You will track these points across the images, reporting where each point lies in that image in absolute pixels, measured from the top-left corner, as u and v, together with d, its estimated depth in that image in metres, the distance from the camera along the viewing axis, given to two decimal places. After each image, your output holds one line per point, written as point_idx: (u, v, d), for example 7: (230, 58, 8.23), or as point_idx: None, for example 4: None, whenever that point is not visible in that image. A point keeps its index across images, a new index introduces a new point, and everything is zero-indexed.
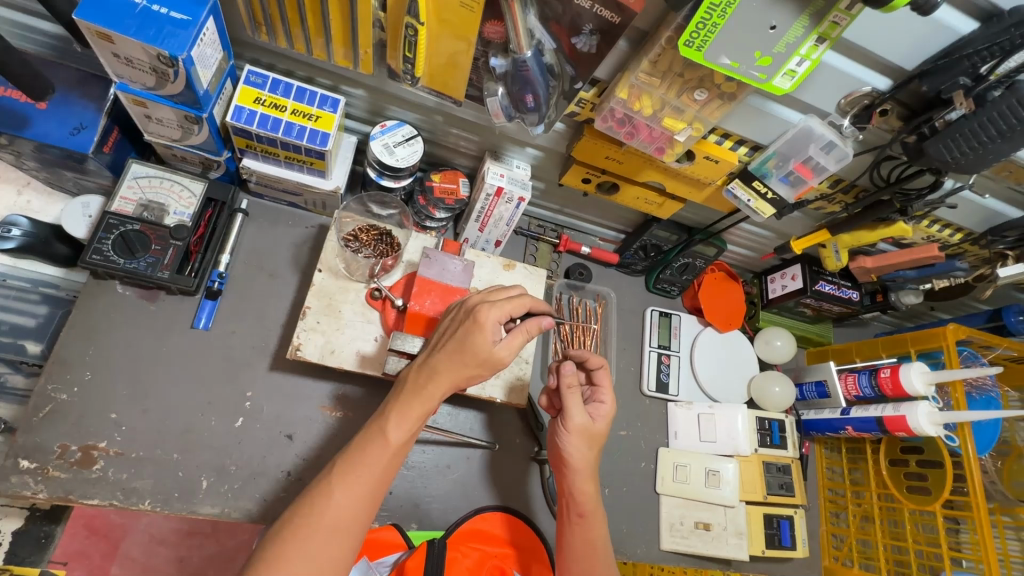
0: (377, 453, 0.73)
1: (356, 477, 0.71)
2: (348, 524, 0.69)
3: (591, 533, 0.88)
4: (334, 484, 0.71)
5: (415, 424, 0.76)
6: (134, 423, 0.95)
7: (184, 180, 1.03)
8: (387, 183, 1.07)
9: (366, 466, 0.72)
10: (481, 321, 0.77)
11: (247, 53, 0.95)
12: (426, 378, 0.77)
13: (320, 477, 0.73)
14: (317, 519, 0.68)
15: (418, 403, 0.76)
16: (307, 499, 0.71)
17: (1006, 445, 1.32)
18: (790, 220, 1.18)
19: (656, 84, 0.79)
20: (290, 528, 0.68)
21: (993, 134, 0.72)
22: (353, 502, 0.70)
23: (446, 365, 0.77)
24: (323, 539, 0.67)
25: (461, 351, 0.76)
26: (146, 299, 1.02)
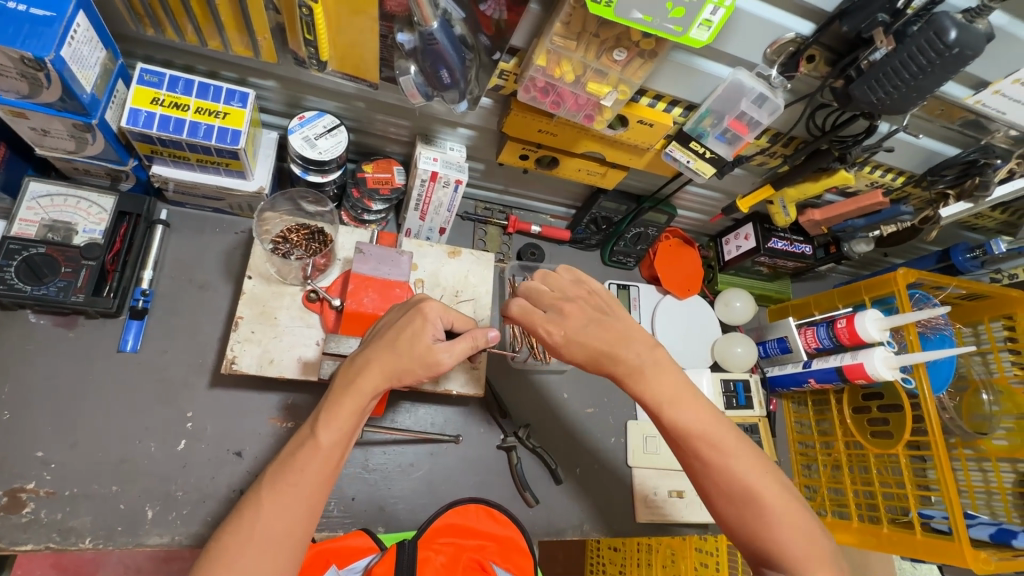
0: (306, 458, 0.68)
1: (286, 487, 0.66)
2: (281, 538, 0.65)
3: (680, 422, 0.73)
4: (263, 497, 0.66)
5: (348, 424, 0.71)
6: (64, 459, 0.89)
7: (91, 195, 0.96)
8: (313, 178, 1.01)
9: (296, 473, 0.67)
10: (420, 313, 0.75)
11: (138, 50, 0.87)
12: (358, 374, 0.73)
13: (252, 489, 0.68)
14: (241, 533, 0.64)
15: (350, 400, 0.71)
16: (237, 513, 0.66)
17: (963, 381, 1.34)
18: (736, 177, 1.16)
19: (573, 47, 0.75)
20: (217, 545, 0.64)
21: (915, 70, 0.69)
22: (284, 514, 0.65)
23: (380, 358, 0.73)
24: (250, 556, 0.63)
25: (396, 342, 0.73)
26: (64, 326, 0.95)
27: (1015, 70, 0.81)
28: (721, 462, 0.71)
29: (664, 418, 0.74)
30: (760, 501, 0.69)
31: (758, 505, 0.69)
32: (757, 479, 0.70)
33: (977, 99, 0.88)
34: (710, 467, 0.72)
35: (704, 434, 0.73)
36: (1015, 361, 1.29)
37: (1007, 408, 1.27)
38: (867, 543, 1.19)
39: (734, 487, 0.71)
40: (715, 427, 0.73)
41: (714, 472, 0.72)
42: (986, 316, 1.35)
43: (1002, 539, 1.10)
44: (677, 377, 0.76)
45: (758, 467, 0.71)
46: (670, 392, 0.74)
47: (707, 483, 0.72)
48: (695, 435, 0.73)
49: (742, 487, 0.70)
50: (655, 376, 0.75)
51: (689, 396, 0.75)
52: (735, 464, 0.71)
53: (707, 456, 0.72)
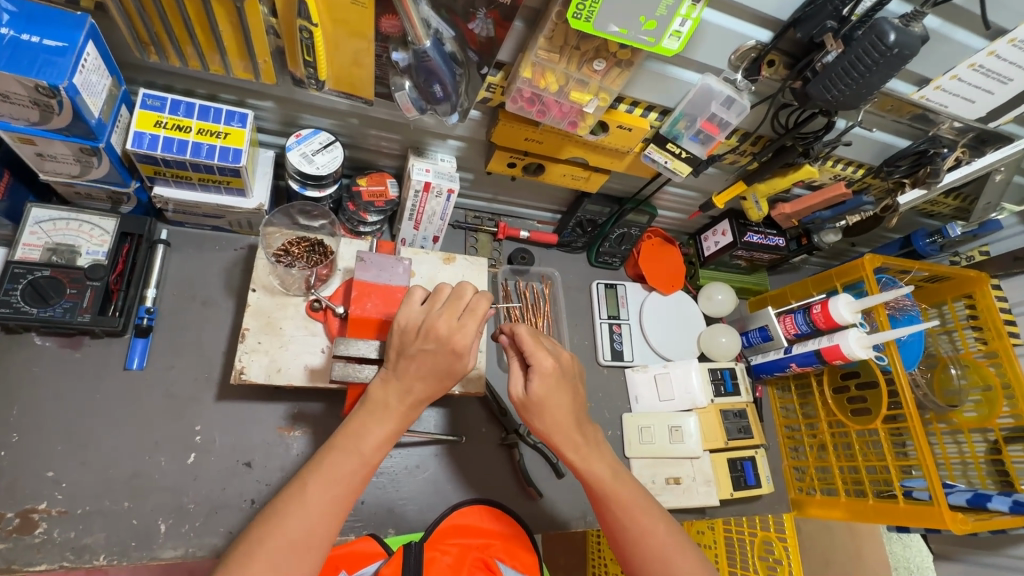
0: (350, 467, 0.70)
1: (330, 495, 0.68)
2: (322, 542, 0.66)
3: (619, 493, 0.82)
4: (305, 499, 0.67)
5: (389, 439, 0.74)
6: (75, 477, 0.90)
7: (93, 219, 0.98)
8: (311, 193, 1.05)
9: (337, 483, 0.69)
10: (461, 348, 0.74)
11: (140, 76, 0.91)
12: (405, 398, 0.75)
13: (288, 484, 0.69)
14: (280, 534, 0.64)
15: (394, 419, 0.74)
16: (271, 515, 0.66)
17: (933, 358, 1.43)
18: (710, 176, 1.24)
19: (556, 59, 0.81)
20: (260, 551, 0.63)
21: (863, 69, 0.77)
22: (324, 515, 0.67)
23: (426, 387, 0.75)
24: (294, 561, 0.64)
25: (440, 373, 0.75)
26: (70, 347, 0.97)
27: (952, 68, 0.92)
28: (648, 530, 0.79)
29: (605, 491, 0.82)
30: (676, 569, 0.77)
31: (677, 573, 0.76)
32: (677, 545, 0.79)
33: (921, 95, 0.98)
34: (637, 535, 0.79)
35: (633, 505, 0.81)
36: (978, 337, 1.38)
37: (974, 381, 1.35)
38: (854, 514, 1.25)
39: (657, 553, 0.78)
40: (644, 502, 0.82)
41: (640, 541, 0.79)
42: (949, 296, 1.44)
43: (979, 502, 1.17)
44: (607, 455, 0.86)
45: (677, 536, 0.80)
46: (610, 471, 0.84)
47: (634, 551, 0.79)
48: (629, 505, 0.81)
49: (664, 552, 0.78)
50: (593, 458, 0.84)
51: (622, 471, 0.86)
52: (658, 531, 0.80)
53: (639, 526, 0.80)
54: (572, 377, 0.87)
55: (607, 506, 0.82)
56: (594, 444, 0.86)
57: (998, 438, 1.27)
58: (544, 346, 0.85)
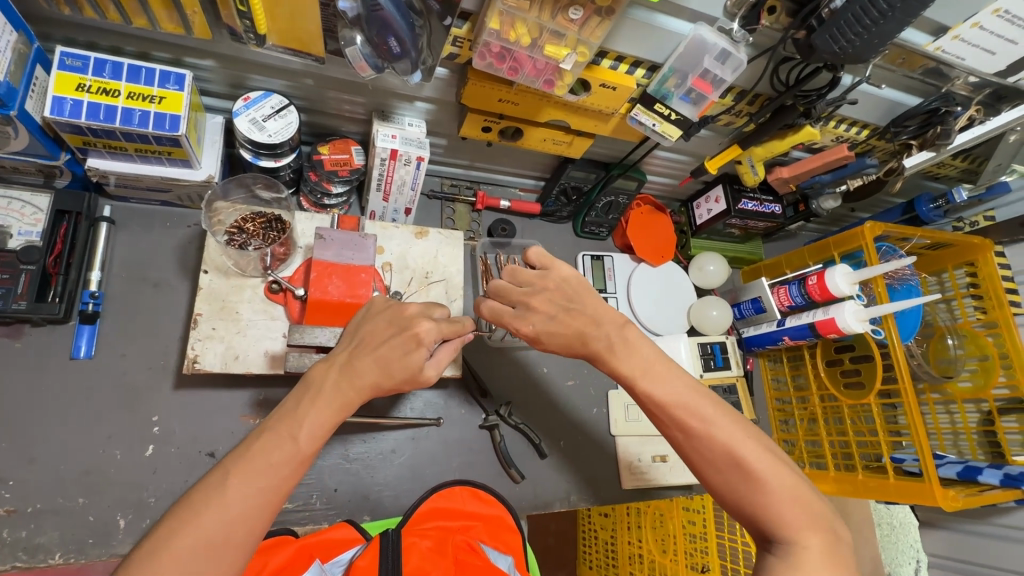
0: (282, 459, 0.61)
1: (258, 485, 0.58)
2: (242, 539, 0.57)
3: (661, 395, 0.71)
4: (226, 490, 0.57)
5: (329, 429, 0.66)
6: (23, 475, 0.85)
7: (23, 195, 0.89)
8: (266, 163, 0.96)
9: (268, 473, 0.60)
10: (421, 339, 0.69)
11: (57, 33, 0.80)
12: (350, 386, 0.67)
13: (211, 476, 0.59)
14: (197, 528, 0.55)
15: (337, 404, 0.66)
16: (191, 509, 0.56)
17: (929, 328, 1.37)
18: (703, 140, 1.14)
19: (527, 7, 0.71)
20: (168, 545, 0.54)
21: (875, 16, 0.67)
22: (252, 509, 0.58)
23: (370, 373, 0.68)
24: (208, 560, 0.54)
25: (388, 363, 0.68)
26: (9, 336, 0.90)
27: (974, 14, 0.82)
28: (701, 433, 0.68)
29: (646, 395, 0.72)
30: (743, 471, 0.66)
31: (746, 476, 0.66)
32: (742, 443, 0.67)
33: (937, 46, 0.87)
34: (691, 442, 0.69)
35: (685, 405, 0.70)
36: (978, 306, 1.32)
37: (971, 350, 1.31)
38: (844, 490, 1.22)
39: (716, 458, 0.68)
40: (700, 400, 0.70)
41: (694, 442, 0.69)
42: (950, 264, 1.37)
43: (969, 476, 1.15)
44: (648, 349, 0.75)
45: (737, 431, 0.68)
46: (644, 368, 0.73)
47: (694, 456, 0.70)
48: (674, 406, 0.70)
49: (723, 455, 0.67)
50: (628, 353, 0.74)
51: (664, 367, 0.73)
52: (712, 433, 0.68)
53: (696, 427, 0.69)
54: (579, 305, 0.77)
55: (651, 409, 0.73)
56: (624, 343, 0.74)
57: (993, 409, 1.24)
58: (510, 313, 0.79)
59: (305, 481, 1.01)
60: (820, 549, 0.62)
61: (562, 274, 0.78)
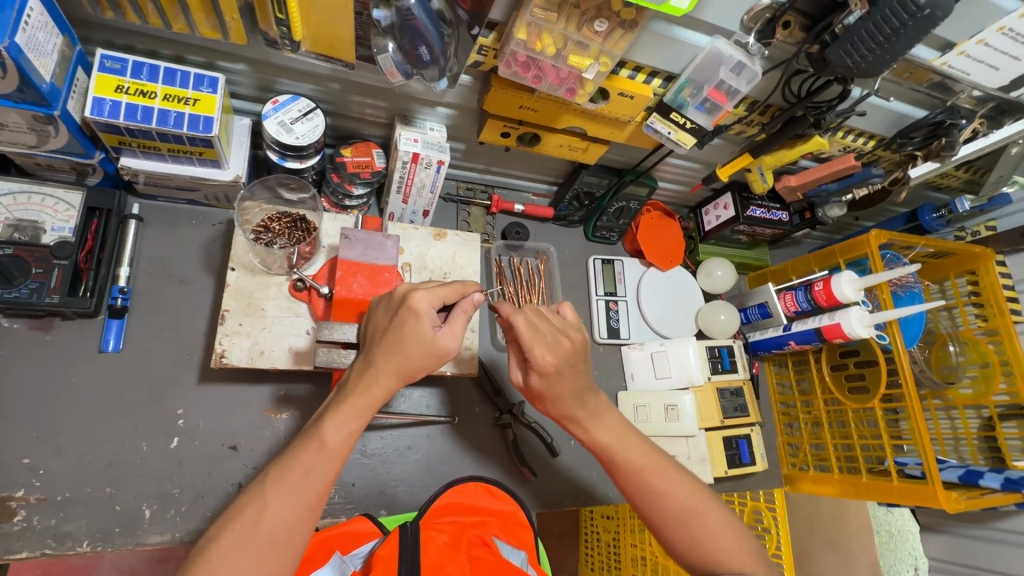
0: (312, 458, 0.65)
1: (291, 486, 0.63)
2: (286, 538, 0.61)
3: (630, 459, 0.82)
4: (266, 494, 0.63)
5: (356, 421, 0.69)
6: (52, 464, 0.87)
7: (57, 192, 0.91)
8: (292, 164, 0.99)
9: (302, 474, 0.64)
10: (416, 308, 0.71)
11: (97, 35, 0.83)
12: (369, 378, 0.70)
13: (249, 487, 0.64)
14: (242, 529, 0.60)
15: (359, 399, 0.69)
16: (235, 512, 0.62)
17: (931, 335, 1.40)
18: (715, 148, 1.17)
19: (554, 19, 0.74)
20: (218, 548, 0.60)
21: (888, 33, 0.70)
22: (291, 510, 0.62)
23: (385, 360, 0.70)
24: (255, 556, 0.60)
25: (398, 344, 0.71)
26: (40, 329, 0.92)
27: (980, 31, 0.85)
28: (665, 492, 0.80)
29: (617, 459, 0.82)
30: (700, 521, 0.79)
31: (701, 528, 0.78)
32: (696, 501, 0.80)
33: (943, 61, 0.91)
34: (655, 499, 0.80)
35: (648, 470, 0.82)
36: (979, 313, 1.35)
37: (972, 357, 1.34)
38: (847, 492, 1.26)
39: (674, 512, 0.80)
40: (661, 464, 0.83)
41: (657, 502, 0.80)
42: (952, 272, 1.40)
43: (970, 479, 1.17)
44: (616, 420, 0.85)
45: (694, 490, 0.82)
46: (616, 436, 0.84)
47: (652, 511, 0.81)
48: (645, 470, 0.82)
49: (681, 509, 0.79)
50: (602, 421, 0.84)
51: (631, 434, 0.85)
52: (674, 491, 0.80)
53: (658, 490, 0.80)
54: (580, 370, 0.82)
55: (620, 475, 0.83)
56: (597, 413, 0.84)
57: (993, 415, 1.26)
58: (544, 337, 0.79)
59: None
60: None
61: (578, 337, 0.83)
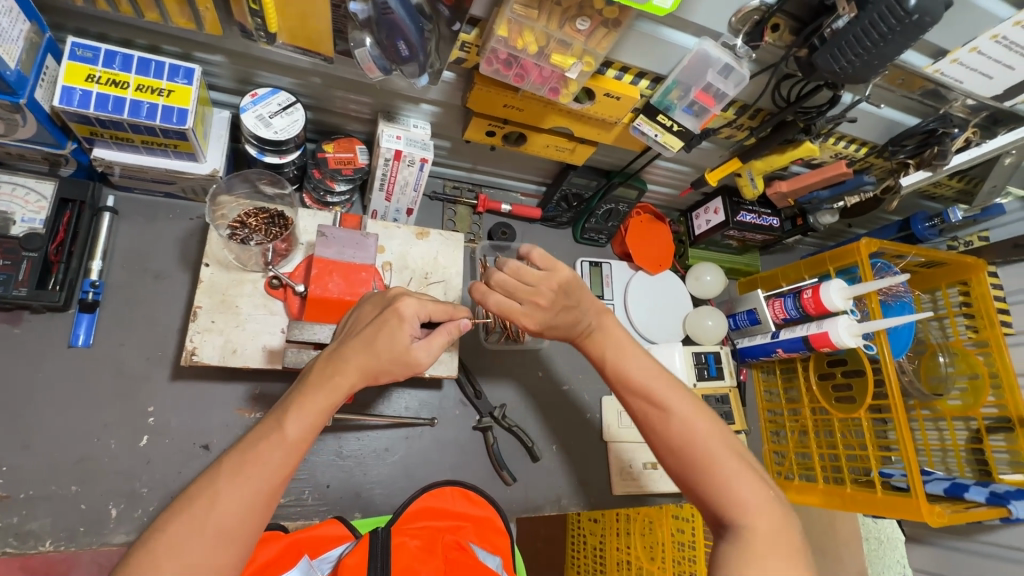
0: (269, 449, 0.61)
1: (247, 477, 0.59)
2: (237, 533, 0.57)
3: (630, 375, 0.78)
4: (220, 483, 0.59)
5: (318, 418, 0.65)
6: (16, 461, 0.85)
7: (28, 182, 0.89)
8: (270, 159, 0.97)
9: (258, 465, 0.60)
10: (401, 313, 0.70)
11: (69, 23, 0.81)
12: (334, 370, 0.68)
13: (203, 476, 0.61)
14: (191, 519, 0.56)
15: (322, 394, 0.66)
16: (184, 503, 0.58)
17: (921, 345, 1.37)
18: (705, 151, 1.16)
19: (535, 15, 0.72)
20: (164, 540, 0.55)
21: (876, 37, 0.69)
22: (244, 502, 0.58)
23: (355, 356, 0.68)
24: (203, 549, 0.55)
25: (373, 343, 0.69)
26: (8, 322, 0.90)
27: (972, 38, 0.83)
28: (663, 415, 0.74)
29: (616, 374, 0.80)
30: (699, 451, 0.70)
31: (702, 458, 0.70)
32: (696, 428, 0.72)
33: (935, 68, 0.89)
34: (654, 421, 0.75)
35: (649, 392, 0.76)
36: (969, 325, 1.34)
37: (961, 369, 1.32)
38: (832, 502, 1.24)
39: (673, 440, 0.73)
40: (665, 386, 0.76)
41: (656, 424, 0.74)
42: (943, 282, 1.39)
43: (956, 493, 1.16)
44: (620, 335, 0.83)
45: (697, 420, 0.72)
46: (617, 351, 0.82)
47: (653, 435, 0.75)
48: (643, 388, 0.77)
49: (681, 435, 0.72)
50: (605, 338, 0.83)
51: (636, 352, 0.81)
52: (674, 413, 0.73)
53: (655, 411, 0.75)
54: (574, 301, 0.82)
55: (622, 391, 0.79)
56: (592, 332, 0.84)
57: (981, 427, 1.25)
58: (519, 305, 0.82)
59: (298, 477, 1.01)
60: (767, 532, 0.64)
61: (563, 277, 0.78)
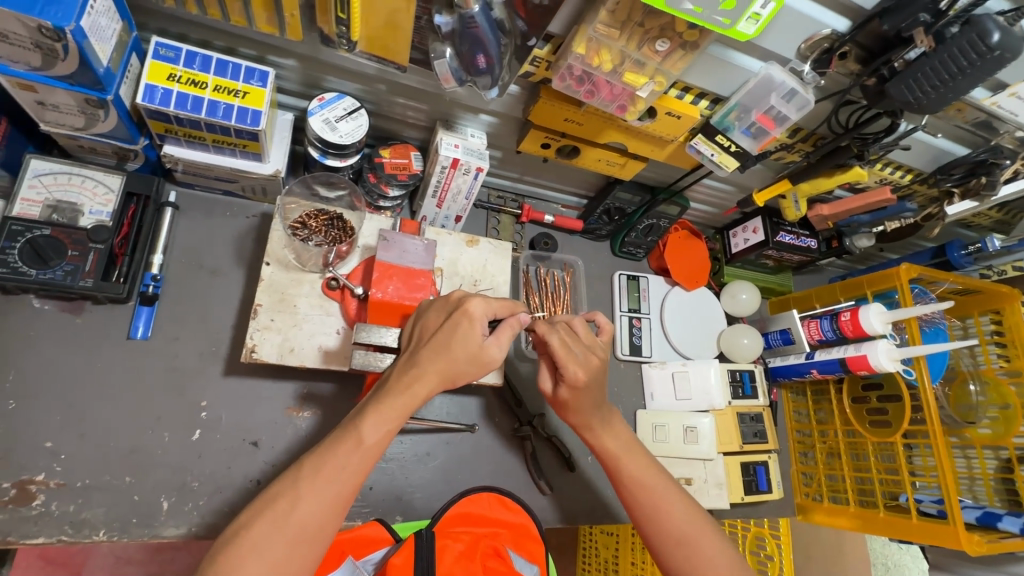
0: (348, 455, 0.63)
1: (327, 480, 0.61)
2: (316, 534, 0.60)
3: (634, 472, 0.83)
4: (300, 486, 0.61)
5: (395, 423, 0.67)
6: (74, 449, 0.86)
7: (97, 175, 0.91)
8: (331, 162, 0.98)
9: (336, 470, 0.62)
10: (470, 314, 0.72)
11: (152, 22, 0.83)
12: (411, 378, 0.69)
13: (282, 477, 0.63)
14: (272, 520, 0.58)
15: (399, 399, 0.68)
16: (267, 501, 0.60)
17: (952, 372, 1.39)
18: (752, 172, 1.17)
19: (616, 35, 0.74)
20: (246, 538, 0.58)
21: (954, 71, 0.70)
22: (322, 505, 0.60)
23: (431, 361, 0.70)
24: (285, 550, 0.58)
25: (446, 347, 0.71)
26: (70, 312, 0.92)
27: None
28: (662, 509, 0.80)
29: (621, 468, 0.84)
30: (697, 547, 0.77)
31: (699, 555, 0.77)
32: (693, 521, 0.79)
33: (993, 101, 0.90)
34: (653, 515, 0.80)
35: (651, 489, 0.82)
36: (1001, 353, 1.36)
37: (992, 398, 1.32)
38: (863, 525, 1.25)
39: (674, 533, 0.79)
40: (668, 487, 0.82)
41: (654, 519, 0.80)
42: (976, 310, 1.40)
43: (988, 522, 1.17)
44: (626, 433, 0.88)
45: (692, 514, 0.80)
46: (624, 445, 0.86)
47: (648, 528, 0.80)
48: (645, 484, 0.82)
49: (681, 527, 0.79)
50: (611, 430, 0.86)
51: (638, 450, 0.86)
52: (672, 508, 0.80)
53: (658, 509, 0.80)
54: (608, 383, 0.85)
55: (624, 485, 0.84)
56: (608, 423, 0.87)
57: (1013, 457, 1.25)
58: (576, 353, 0.81)
59: None
60: None
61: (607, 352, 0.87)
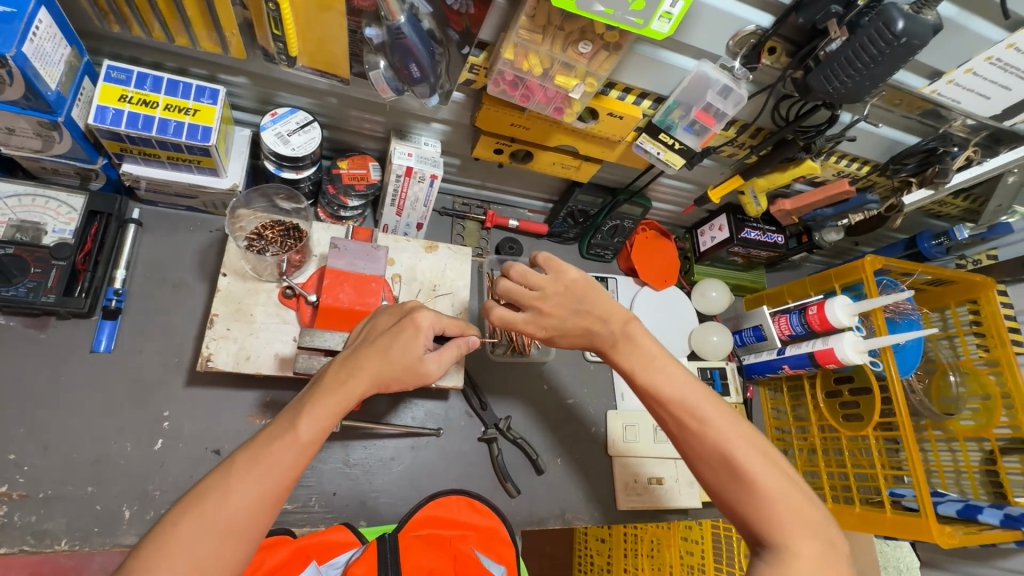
0: (282, 449, 0.63)
1: (258, 474, 0.61)
2: (245, 529, 0.59)
3: (660, 386, 0.75)
4: (232, 480, 0.60)
5: (330, 421, 0.67)
6: (36, 461, 0.88)
7: (60, 195, 0.94)
8: (288, 175, 1.01)
9: (270, 464, 0.62)
10: (419, 324, 0.75)
11: (105, 47, 0.87)
12: (349, 374, 0.71)
13: (214, 474, 0.62)
14: (201, 513, 0.58)
15: (336, 397, 0.69)
16: (195, 499, 0.59)
17: (932, 363, 1.37)
18: (707, 169, 1.18)
19: (539, 39, 0.76)
20: (172, 534, 0.56)
21: (869, 58, 0.71)
22: (251, 499, 0.59)
23: (371, 362, 0.71)
24: (212, 544, 0.57)
25: (388, 351, 0.73)
26: (35, 328, 0.95)
27: (967, 60, 0.85)
28: (695, 423, 0.71)
29: (641, 382, 0.77)
30: (738, 459, 0.68)
31: (743, 469, 0.67)
32: (736, 438, 0.69)
33: (932, 89, 0.91)
34: (686, 431, 0.72)
35: (685, 404, 0.73)
36: (980, 344, 1.33)
37: (973, 389, 1.30)
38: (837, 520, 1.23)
39: (711, 449, 0.70)
40: (702, 399, 0.72)
41: (692, 437, 0.71)
42: (952, 301, 1.38)
43: (968, 514, 1.12)
44: (652, 347, 0.79)
45: (734, 427, 0.70)
46: (646, 358, 0.78)
47: (685, 445, 0.73)
48: (674, 395, 0.74)
49: (720, 443, 0.69)
50: (638, 343, 0.79)
51: (669, 363, 0.77)
52: (710, 423, 0.70)
53: (694, 425, 0.71)
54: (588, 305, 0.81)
55: (651, 403, 0.76)
56: (627, 340, 0.80)
57: (995, 449, 1.23)
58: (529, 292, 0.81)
59: (304, 484, 1.03)
60: (809, 554, 0.62)
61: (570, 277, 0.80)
